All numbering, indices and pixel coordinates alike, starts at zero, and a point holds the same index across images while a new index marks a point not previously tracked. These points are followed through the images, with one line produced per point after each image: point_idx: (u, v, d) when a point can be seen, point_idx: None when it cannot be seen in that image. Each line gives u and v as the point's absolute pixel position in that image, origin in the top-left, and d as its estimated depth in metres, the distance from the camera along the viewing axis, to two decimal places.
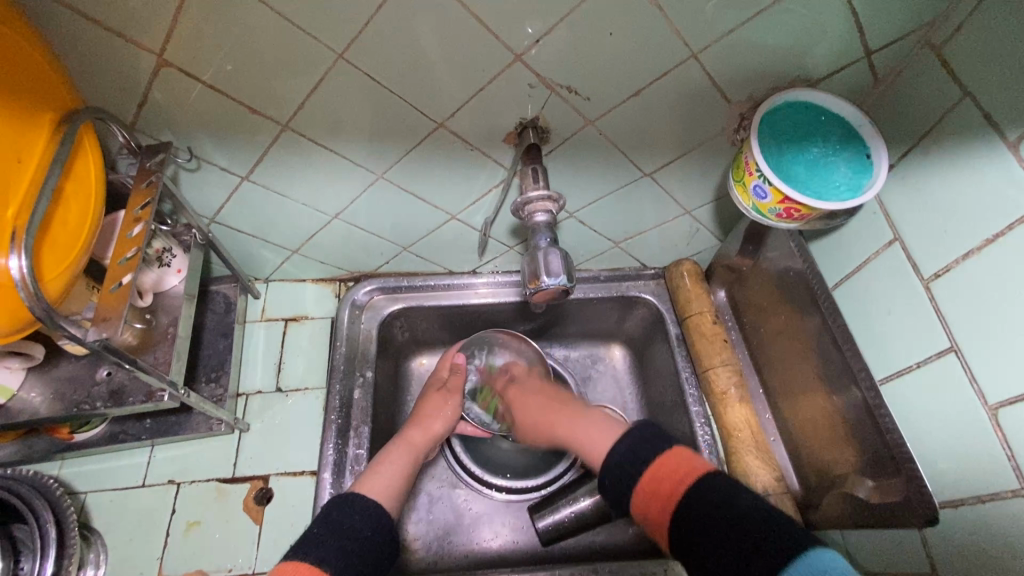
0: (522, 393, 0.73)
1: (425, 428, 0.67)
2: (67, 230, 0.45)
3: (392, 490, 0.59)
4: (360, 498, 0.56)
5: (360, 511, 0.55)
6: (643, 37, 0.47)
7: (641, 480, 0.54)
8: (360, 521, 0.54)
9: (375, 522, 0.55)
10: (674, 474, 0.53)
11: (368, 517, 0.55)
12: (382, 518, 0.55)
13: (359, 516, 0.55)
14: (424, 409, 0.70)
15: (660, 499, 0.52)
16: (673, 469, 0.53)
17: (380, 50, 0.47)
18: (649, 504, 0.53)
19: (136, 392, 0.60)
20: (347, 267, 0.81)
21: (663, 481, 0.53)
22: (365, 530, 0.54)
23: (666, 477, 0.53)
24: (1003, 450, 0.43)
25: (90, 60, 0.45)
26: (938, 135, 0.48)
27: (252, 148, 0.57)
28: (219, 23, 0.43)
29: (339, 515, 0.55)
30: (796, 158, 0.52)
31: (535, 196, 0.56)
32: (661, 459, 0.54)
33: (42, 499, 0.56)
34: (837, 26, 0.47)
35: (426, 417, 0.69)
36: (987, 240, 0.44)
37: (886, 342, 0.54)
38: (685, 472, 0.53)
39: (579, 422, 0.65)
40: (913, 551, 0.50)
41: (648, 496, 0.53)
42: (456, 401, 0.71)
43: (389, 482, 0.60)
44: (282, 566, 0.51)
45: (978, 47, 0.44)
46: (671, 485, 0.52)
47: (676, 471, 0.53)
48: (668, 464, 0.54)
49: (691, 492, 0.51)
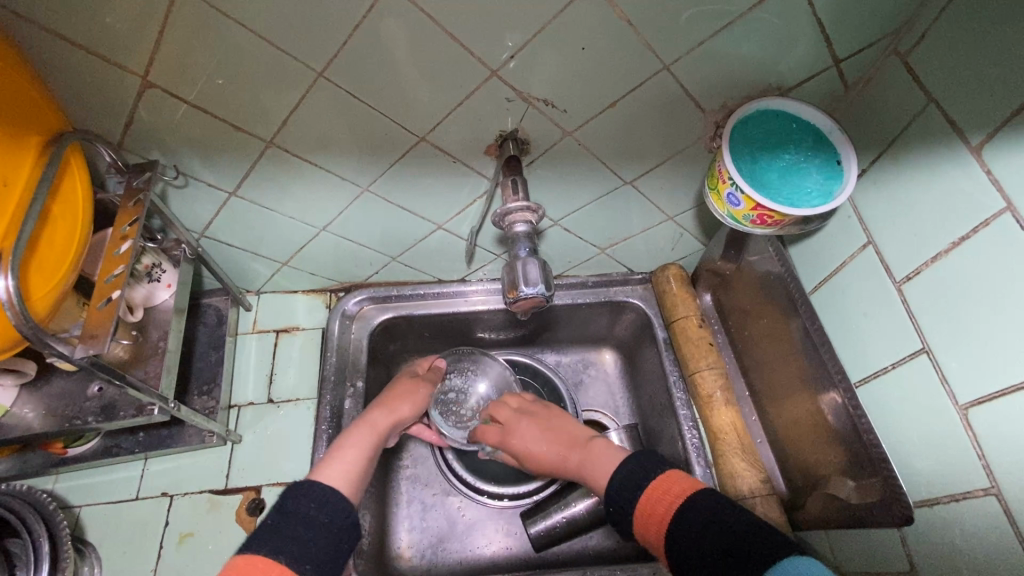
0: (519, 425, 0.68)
1: (392, 412, 0.66)
2: (54, 249, 0.46)
3: (351, 478, 0.58)
4: (314, 484, 0.55)
5: (315, 498, 0.54)
6: (615, 50, 0.48)
7: (637, 503, 0.55)
8: (315, 508, 0.53)
9: (331, 510, 0.54)
10: (666, 496, 0.53)
11: (323, 504, 0.54)
12: (338, 503, 0.54)
13: (314, 503, 0.54)
14: (388, 394, 0.68)
15: (656, 519, 0.53)
16: (668, 488, 0.54)
17: (358, 68, 0.48)
18: (647, 526, 0.53)
19: (127, 406, 0.61)
20: (338, 278, 0.82)
21: (657, 502, 0.53)
22: (322, 517, 0.53)
23: (660, 500, 0.53)
24: (974, 449, 0.44)
25: (75, 83, 0.46)
26: (906, 141, 0.49)
27: (237, 164, 0.58)
28: (202, 44, 0.44)
29: (295, 502, 0.54)
30: (768, 166, 0.53)
31: (514, 207, 0.57)
32: (655, 482, 0.55)
33: (35, 513, 0.57)
34: (806, 36, 0.48)
35: (392, 400, 0.68)
36: (953, 243, 0.45)
37: (864, 344, 0.55)
38: (677, 492, 0.53)
39: (590, 459, 0.62)
40: (893, 550, 0.51)
41: (646, 518, 0.53)
42: (424, 390, 0.71)
43: (348, 467, 0.59)
44: (236, 560, 0.50)
45: (942, 55, 0.45)
46: (665, 505, 0.53)
47: (672, 491, 0.53)
48: (662, 486, 0.54)
49: (686, 511, 0.51)
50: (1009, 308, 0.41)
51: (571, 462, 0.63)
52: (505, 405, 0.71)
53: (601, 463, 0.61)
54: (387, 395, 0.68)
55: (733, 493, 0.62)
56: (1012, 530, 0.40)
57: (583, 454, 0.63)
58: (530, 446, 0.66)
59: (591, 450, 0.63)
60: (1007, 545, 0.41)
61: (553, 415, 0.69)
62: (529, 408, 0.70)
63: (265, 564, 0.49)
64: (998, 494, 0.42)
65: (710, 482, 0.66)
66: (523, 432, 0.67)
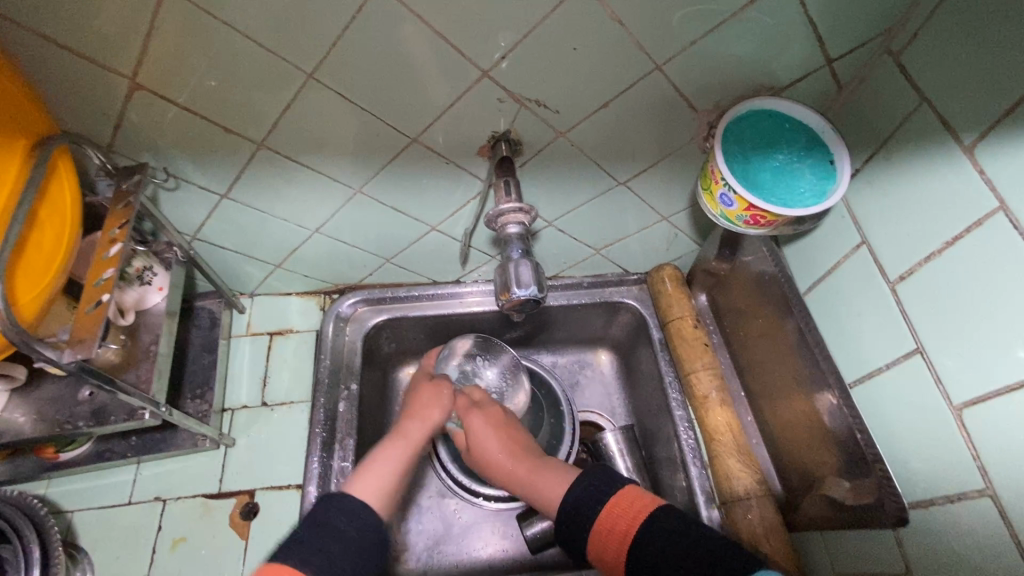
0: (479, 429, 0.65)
1: (424, 421, 0.64)
2: (41, 253, 0.46)
3: (382, 492, 0.57)
4: (345, 499, 0.54)
5: (345, 512, 0.53)
6: (607, 50, 0.47)
7: (598, 521, 0.53)
8: (344, 521, 0.52)
9: (361, 524, 0.52)
10: (628, 512, 0.52)
11: (354, 518, 0.52)
12: (366, 518, 0.53)
13: (344, 516, 0.52)
14: (418, 401, 0.66)
15: (617, 539, 0.51)
16: (628, 505, 0.52)
17: (349, 69, 0.47)
18: (605, 544, 0.52)
19: (118, 411, 0.60)
20: (332, 279, 0.81)
21: (618, 519, 0.52)
22: (350, 531, 0.51)
23: (621, 516, 0.52)
24: (968, 450, 0.43)
25: (62, 85, 0.46)
26: (899, 140, 0.49)
27: (229, 166, 0.57)
28: (190, 45, 0.44)
29: (325, 515, 0.52)
30: (761, 166, 0.53)
31: (507, 208, 0.56)
32: (615, 499, 0.53)
33: (26, 519, 0.57)
34: (798, 35, 0.47)
35: (421, 407, 0.65)
36: (947, 243, 0.45)
37: (858, 344, 0.54)
38: (639, 507, 0.52)
39: (539, 475, 0.60)
40: (888, 551, 0.51)
41: (605, 536, 0.52)
42: (449, 390, 0.68)
43: (379, 482, 0.57)
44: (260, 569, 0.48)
45: (934, 54, 0.45)
46: (626, 523, 0.51)
47: (632, 507, 0.52)
48: (624, 501, 0.53)
49: (648, 529, 0.50)
50: (1003, 307, 0.41)
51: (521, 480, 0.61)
52: (469, 396, 0.69)
53: (552, 480, 0.59)
54: (414, 402, 0.66)
55: (729, 494, 0.62)
56: (1008, 532, 0.40)
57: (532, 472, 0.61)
58: (487, 451, 0.64)
59: (545, 469, 0.61)
60: (1002, 546, 0.40)
61: (509, 423, 0.66)
62: (489, 411, 0.67)
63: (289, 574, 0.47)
64: (993, 495, 0.42)
65: (706, 483, 0.65)
66: (483, 435, 0.65)
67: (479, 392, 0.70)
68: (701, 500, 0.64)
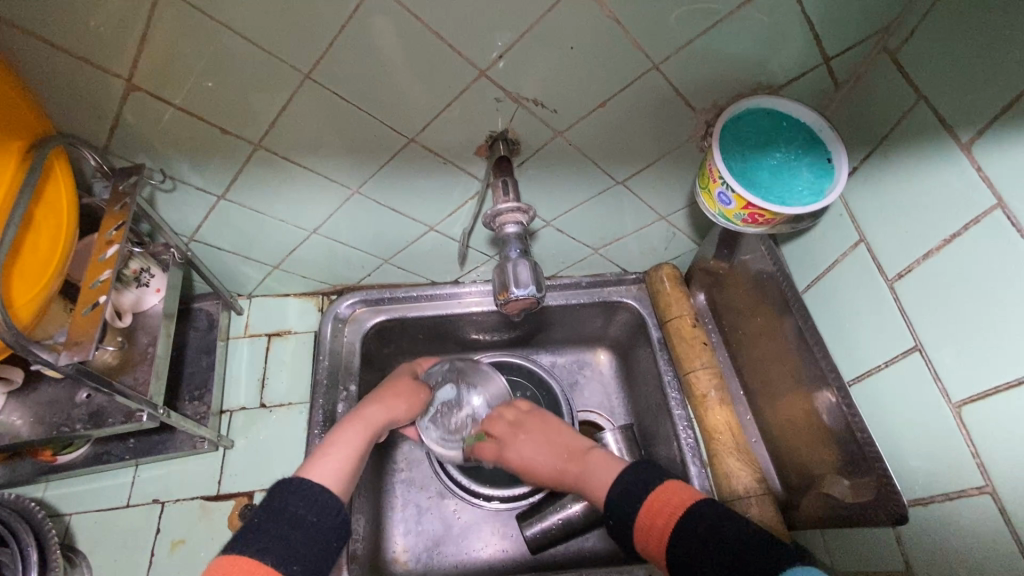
0: (518, 439, 0.66)
1: (388, 406, 0.65)
2: (37, 255, 0.45)
3: (341, 476, 0.57)
4: (305, 483, 0.54)
5: (304, 496, 0.52)
6: (604, 49, 0.47)
7: (636, 517, 0.53)
8: (304, 506, 0.52)
9: (320, 508, 0.52)
10: (664, 509, 0.52)
11: (312, 502, 0.52)
12: (326, 502, 0.53)
13: (302, 501, 0.52)
14: (388, 390, 0.67)
15: (654, 536, 0.51)
16: (663, 504, 0.52)
17: (346, 69, 0.47)
18: (647, 542, 0.52)
19: (116, 413, 0.60)
20: (330, 280, 0.81)
21: (654, 517, 0.52)
22: (309, 516, 0.51)
23: (658, 514, 0.52)
24: (968, 447, 0.43)
25: (58, 86, 0.46)
26: (896, 138, 0.49)
27: (226, 167, 0.57)
28: (186, 45, 0.44)
29: (282, 501, 0.52)
30: (759, 165, 0.53)
31: (505, 208, 0.56)
32: (654, 494, 0.53)
33: (23, 522, 0.56)
34: (795, 34, 0.47)
35: (388, 395, 0.66)
36: (945, 240, 0.45)
37: (857, 342, 0.55)
38: (675, 506, 0.51)
39: (589, 471, 0.60)
40: (888, 549, 0.51)
41: (647, 535, 0.52)
42: (423, 392, 0.69)
43: (339, 465, 0.57)
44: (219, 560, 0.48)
45: (931, 51, 0.45)
46: (662, 521, 0.51)
47: (666, 506, 0.52)
48: (660, 498, 0.53)
49: (684, 528, 0.50)
50: (1001, 304, 0.41)
51: (572, 476, 0.62)
52: (502, 418, 0.69)
53: (596, 477, 0.59)
54: (383, 390, 0.67)
55: (729, 493, 0.62)
56: (1007, 529, 0.40)
57: (582, 468, 0.61)
58: (528, 457, 0.65)
59: (592, 463, 0.61)
60: (1002, 544, 0.40)
61: (550, 424, 0.67)
62: (525, 417, 0.68)
63: (250, 565, 0.47)
64: (992, 493, 0.42)
65: (706, 483, 0.65)
66: (522, 444, 0.66)
67: (511, 411, 0.69)
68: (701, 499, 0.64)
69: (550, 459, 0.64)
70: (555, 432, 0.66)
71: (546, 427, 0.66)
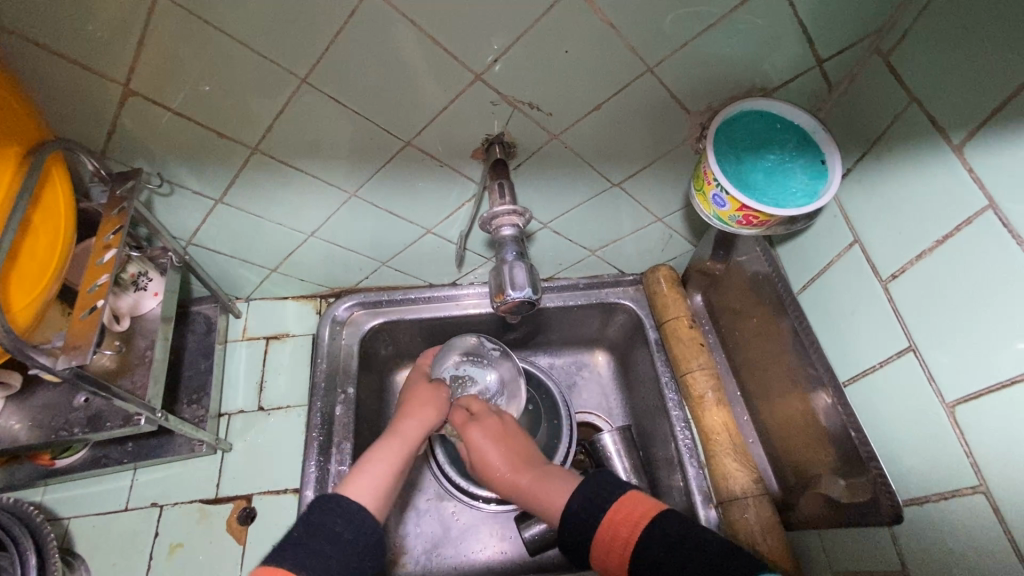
0: (480, 433, 0.63)
1: (422, 419, 0.63)
2: (35, 260, 0.46)
3: (379, 493, 0.56)
4: (342, 500, 0.53)
5: (341, 514, 0.52)
6: (599, 53, 0.48)
7: (598, 528, 0.51)
8: (340, 524, 0.52)
9: (356, 525, 0.52)
10: (629, 518, 0.51)
11: (349, 520, 0.52)
12: (362, 519, 0.53)
13: (340, 519, 0.52)
14: (413, 399, 0.66)
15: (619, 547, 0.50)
16: (629, 513, 0.51)
17: (342, 74, 0.48)
18: (607, 553, 0.51)
19: (114, 416, 0.60)
20: (328, 283, 0.81)
21: (620, 526, 0.50)
22: (345, 533, 0.51)
23: (623, 523, 0.50)
24: (961, 446, 0.44)
25: (56, 91, 0.46)
26: (889, 140, 0.49)
27: (223, 171, 0.57)
28: (183, 50, 0.44)
29: (320, 517, 0.52)
30: (753, 166, 0.53)
31: (502, 210, 0.57)
32: (615, 505, 0.52)
33: (22, 526, 0.56)
34: (788, 36, 0.48)
35: (415, 405, 0.65)
36: (938, 241, 0.45)
37: (852, 343, 0.55)
38: (641, 514, 0.51)
39: (544, 481, 0.58)
40: (884, 548, 0.51)
41: (606, 545, 0.51)
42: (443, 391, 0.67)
43: (377, 482, 0.56)
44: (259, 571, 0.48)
45: (923, 53, 0.46)
46: (628, 530, 0.50)
47: (631, 515, 0.51)
48: (625, 507, 0.51)
49: (649, 538, 0.49)
50: (995, 305, 0.41)
51: (523, 485, 0.59)
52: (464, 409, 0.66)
53: (559, 488, 0.56)
54: (410, 400, 0.66)
55: (726, 494, 0.62)
56: (1001, 528, 0.40)
57: (534, 480, 0.58)
58: (484, 456, 0.61)
59: (547, 477, 0.58)
60: (996, 543, 0.41)
61: (509, 428, 0.64)
62: (485, 416, 0.65)
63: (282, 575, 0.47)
64: (986, 492, 0.42)
65: (703, 484, 0.65)
66: (478, 442, 0.62)
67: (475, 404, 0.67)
68: (699, 500, 0.64)
69: (506, 463, 0.60)
70: (510, 436, 0.63)
71: (506, 428, 0.64)
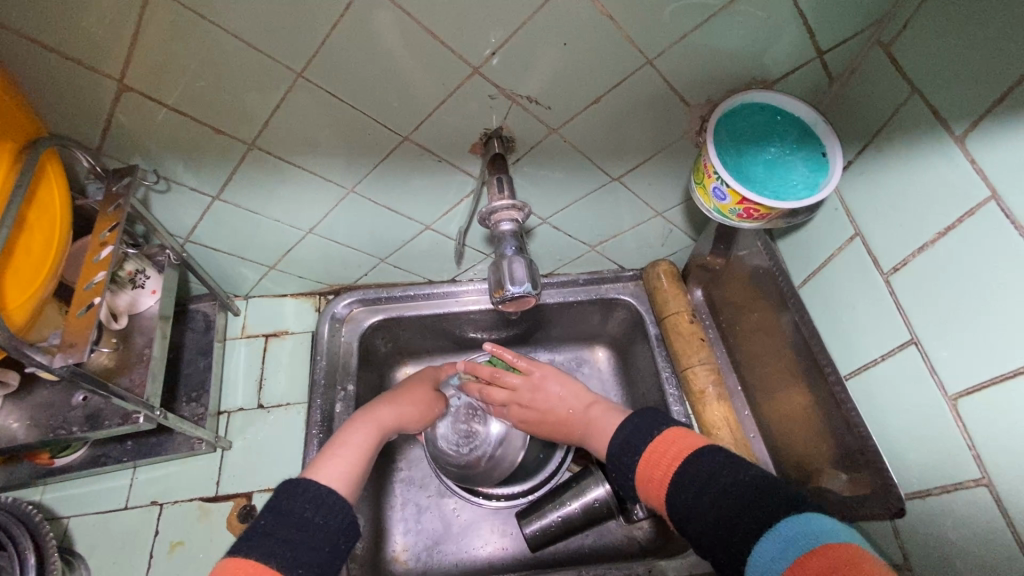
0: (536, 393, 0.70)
1: (393, 409, 0.65)
2: (31, 258, 0.45)
3: (347, 479, 0.56)
4: (310, 484, 0.52)
5: (309, 500, 0.51)
6: (598, 45, 0.47)
7: (637, 469, 0.54)
8: (310, 509, 0.50)
9: (327, 511, 0.51)
10: (663, 461, 0.52)
11: (319, 505, 0.51)
12: (332, 503, 0.51)
13: (309, 504, 0.51)
14: (404, 395, 0.68)
15: (655, 486, 0.52)
16: (661, 455, 0.53)
17: (340, 68, 0.47)
18: (648, 491, 0.53)
19: (112, 415, 0.60)
20: (327, 280, 0.81)
21: (654, 469, 0.53)
22: (315, 518, 0.50)
23: (656, 465, 0.52)
24: (964, 439, 0.44)
25: (51, 87, 0.45)
26: (891, 132, 0.49)
27: (220, 168, 0.57)
28: (178, 44, 0.44)
29: (290, 504, 0.51)
30: (754, 159, 0.53)
31: (500, 205, 0.56)
32: (651, 446, 0.54)
33: (20, 525, 0.56)
34: (789, 28, 0.47)
35: (401, 399, 0.67)
36: (940, 233, 0.45)
37: (853, 337, 0.55)
38: (672, 457, 0.52)
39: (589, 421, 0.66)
40: (886, 541, 0.51)
41: (646, 486, 0.53)
42: (433, 399, 0.71)
43: (346, 468, 0.57)
44: (225, 564, 0.47)
45: (924, 44, 0.45)
46: (661, 472, 0.52)
47: (662, 460, 0.52)
48: (657, 450, 0.53)
49: (680, 477, 0.50)
50: (998, 297, 0.41)
51: (577, 427, 0.67)
52: (500, 387, 0.73)
53: (602, 428, 0.64)
54: (398, 394, 0.68)
55: None
56: (1004, 521, 0.40)
57: (588, 418, 0.66)
58: (545, 400, 0.70)
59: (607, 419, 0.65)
60: (999, 536, 0.40)
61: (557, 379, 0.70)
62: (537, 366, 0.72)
63: (254, 567, 0.46)
64: (989, 485, 0.42)
65: None
66: (548, 387, 0.70)
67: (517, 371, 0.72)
68: None
69: (565, 407, 0.68)
70: (571, 382, 0.70)
71: (558, 377, 0.71)
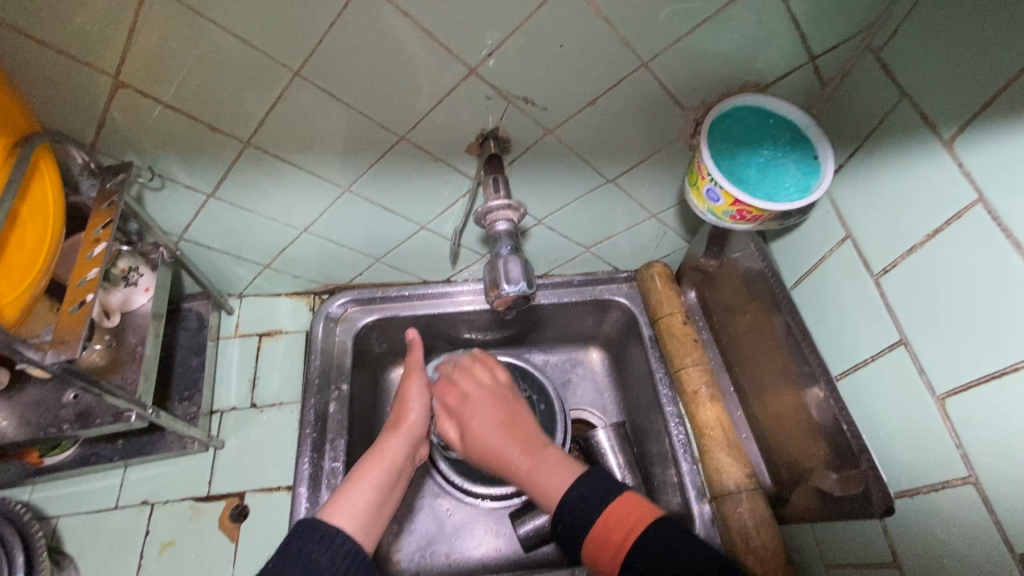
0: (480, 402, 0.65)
1: (404, 432, 0.63)
2: (23, 254, 0.45)
3: (359, 517, 0.55)
4: (320, 527, 0.53)
5: (321, 540, 0.52)
6: (593, 47, 0.48)
7: (592, 529, 0.53)
8: (320, 552, 0.51)
9: (334, 553, 0.52)
10: (624, 524, 0.52)
11: (327, 546, 0.52)
12: (342, 544, 0.52)
13: (318, 545, 0.52)
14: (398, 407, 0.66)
15: (610, 551, 0.52)
16: (622, 518, 0.53)
17: (336, 66, 0.47)
18: (599, 553, 0.53)
19: (103, 413, 0.59)
20: (322, 280, 0.81)
21: (613, 531, 0.52)
22: (325, 561, 0.51)
23: (616, 527, 0.52)
24: (951, 437, 0.44)
25: (44, 82, 0.45)
26: (880, 136, 0.50)
27: (215, 165, 0.57)
28: (174, 39, 0.43)
29: (299, 544, 0.52)
30: (746, 162, 0.53)
31: (495, 205, 0.56)
32: (612, 507, 0.54)
33: (10, 525, 0.56)
34: (782, 32, 0.48)
35: (397, 412, 0.65)
36: (928, 235, 0.46)
37: (844, 338, 0.55)
38: (635, 521, 0.52)
39: (534, 462, 0.60)
40: (876, 540, 0.51)
41: (597, 545, 0.53)
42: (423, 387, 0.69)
43: (359, 503, 0.56)
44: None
45: (915, 50, 0.46)
46: (621, 536, 0.52)
47: (628, 519, 0.52)
48: (617, 513, 0.53)
49: (642, 547, 0.50)
50: (986, 299, 0.41)
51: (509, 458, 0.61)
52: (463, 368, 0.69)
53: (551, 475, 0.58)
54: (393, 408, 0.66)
55: (720, 488, 0.62)
56: (991, 518, 0.41)
57: (531, 459, 0.60)
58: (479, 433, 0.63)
59: (539, 462, 0.60)
60: (986, 533, 0.41)
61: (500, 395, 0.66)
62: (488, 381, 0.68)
63: None
64: (975, 483, 0.42)
65: (696, 478, 0.65)
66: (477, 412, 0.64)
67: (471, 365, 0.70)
68: (693, 496, 0.64)
69: (506, 436, 0.62)
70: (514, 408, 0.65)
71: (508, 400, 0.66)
